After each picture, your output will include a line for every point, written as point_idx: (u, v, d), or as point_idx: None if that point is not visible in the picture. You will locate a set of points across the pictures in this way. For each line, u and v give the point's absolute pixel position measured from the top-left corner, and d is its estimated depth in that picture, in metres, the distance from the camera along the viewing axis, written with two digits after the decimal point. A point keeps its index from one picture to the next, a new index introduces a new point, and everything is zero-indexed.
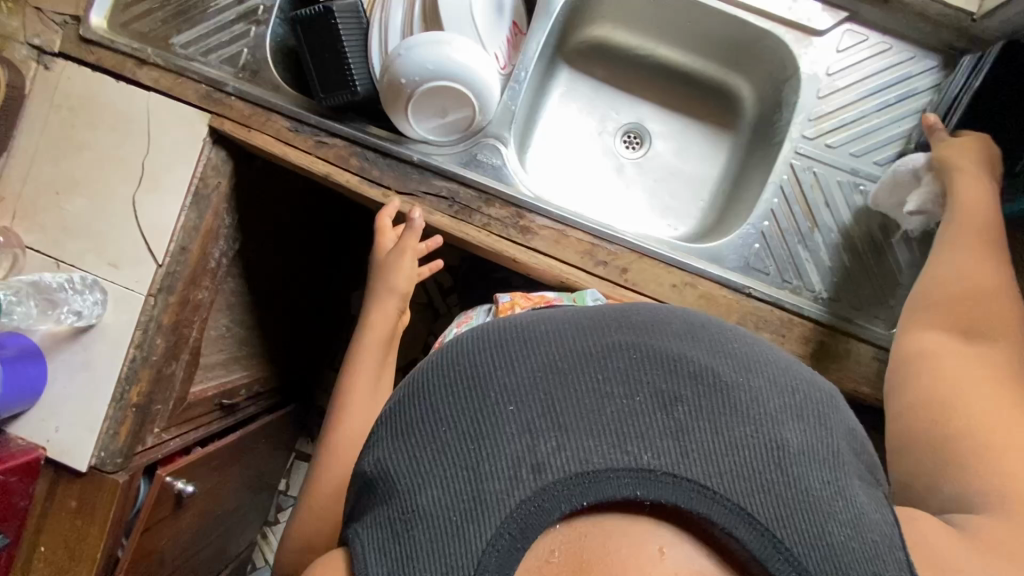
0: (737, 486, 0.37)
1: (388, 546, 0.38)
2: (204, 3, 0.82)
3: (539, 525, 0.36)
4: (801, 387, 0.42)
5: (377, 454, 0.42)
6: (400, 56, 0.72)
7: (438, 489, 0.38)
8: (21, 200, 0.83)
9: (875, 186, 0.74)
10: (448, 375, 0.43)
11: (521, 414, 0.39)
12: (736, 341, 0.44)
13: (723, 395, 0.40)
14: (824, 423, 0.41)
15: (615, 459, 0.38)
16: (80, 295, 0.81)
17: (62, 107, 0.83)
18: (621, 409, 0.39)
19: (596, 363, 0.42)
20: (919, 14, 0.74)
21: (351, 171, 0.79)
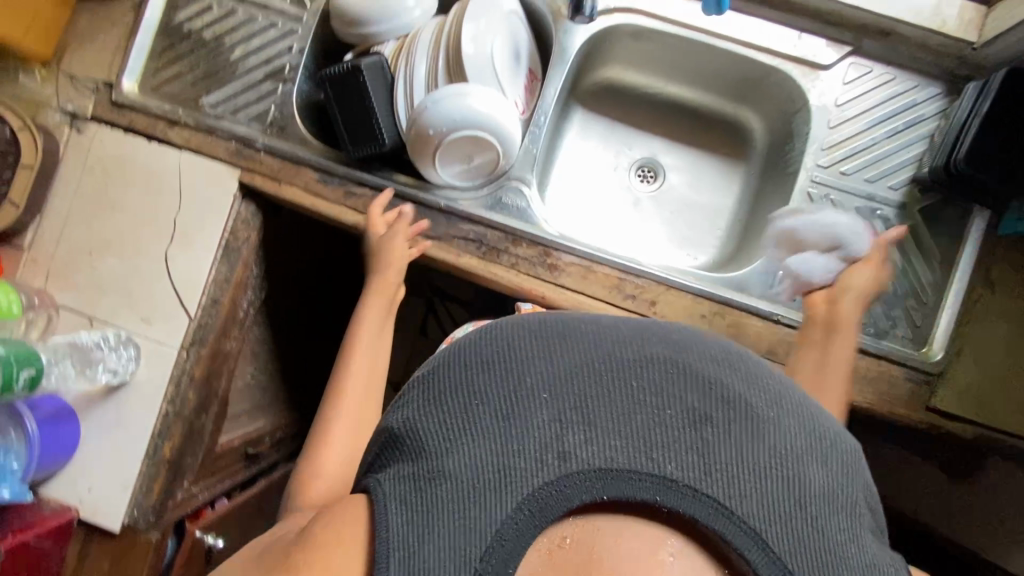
0: (753, 511, 0.37)
1: (409, 500, 0.38)
2: (231, 64, 0.85)
3: (557, 507, 0.37)
4: (832, 437, 0.41)
5: (408, 412, 0.44)
6: (427, 108, 0.75)
7: (465, 458, 0.38)
8: (55, 260, 0.84)
9: (807, 228, 0.78)
10: (486, 352, 0.43)
11: (553, 404, 0.40)
12: (772, 380, 0.44)
13: (756, 423, 0.39)
14: (847, 472, 0.40)
15: (638, 463, 0.38)
16: (114, 352, 0.81)
17: (94, 169, 0.85)
18: (651, 419, 0.39)
19: (632, 369, 0.41)
20: (919, 45, 0.77)
21: (380, 219, 0.81)
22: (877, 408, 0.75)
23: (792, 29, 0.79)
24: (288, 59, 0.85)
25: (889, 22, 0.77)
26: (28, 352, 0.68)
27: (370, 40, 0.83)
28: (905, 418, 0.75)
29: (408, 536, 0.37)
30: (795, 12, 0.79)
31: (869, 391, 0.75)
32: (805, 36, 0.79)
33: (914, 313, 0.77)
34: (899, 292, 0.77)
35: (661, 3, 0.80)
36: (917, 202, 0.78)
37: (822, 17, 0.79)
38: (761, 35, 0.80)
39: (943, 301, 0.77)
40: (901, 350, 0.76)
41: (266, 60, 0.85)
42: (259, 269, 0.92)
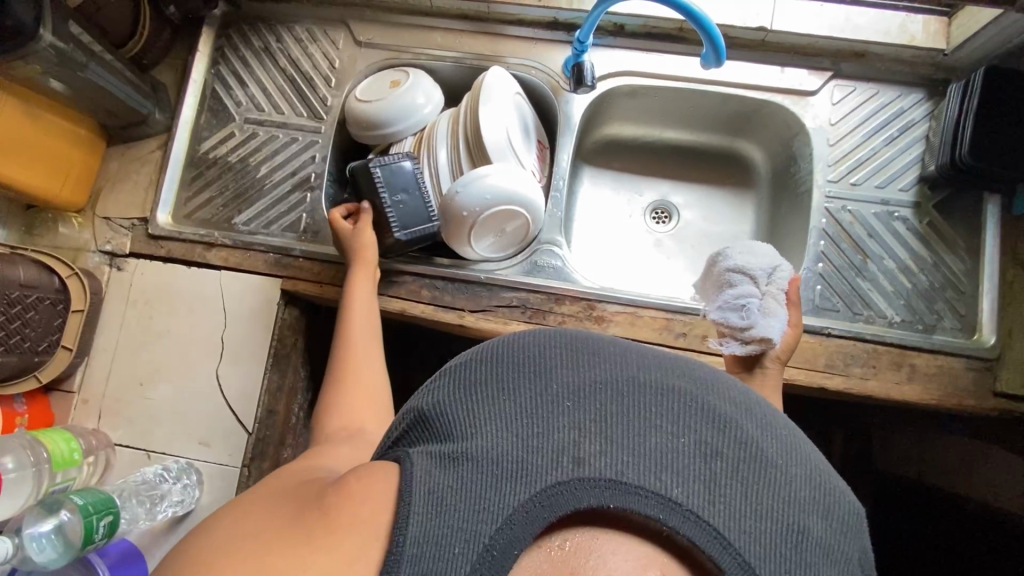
0: (751, 545, 0.36)
1: (430, 472, 0.38)
2: (259, 182, 0.90)
3: (566, 503, 0.36)
4: (840, 500, 0.40)
5: (438, 395, 0.43)
6: (458, 193, 0.78)
7: (487, 444, 0.38)
8: (106, 398, 0.84)
9: (736, 255, 0.71)
10: (519, 353, 0.43)
11: (573, 413, 0.39)
12: (788, 428, 0.43)
13: (765, 466, 0.38)
14: (847, 534, 0.39)
15: (648, 481, 0.37)
16: (178, 482, 0.81)
17: (137, 302, 0.87)
18: (666, 442, 0.38)
19: (654, 390, 0.41)
20: (894, 59, 0.83)
21: (424, 302, 0.83)
22: (946, 402, 0.76)
23: (774, 65, 0.85)
24: (313, 168, 0.89)
25: (861, 45, 0.83)
26: (106, 500, 0.72)
27: (389, 138, 0.88)
28: (976, 408, 0.76)
29: (425, 507, 0.36)
30: (775, 49, 0.85)
31: (933, 385, 0.76)
32: (789, 69, 0.85)
33: (956, 303, 0.79)
34: (936, 285, 0.80)
35: (651, 62, 0.87)
36: (929, 199, 0.82)
37: (800, 50, 0.85)
38: (748, 75, 0.86)
39: (980, 287, 0.79)
40: (954, 341, 0.78)
41: (292, 172, 0.90)
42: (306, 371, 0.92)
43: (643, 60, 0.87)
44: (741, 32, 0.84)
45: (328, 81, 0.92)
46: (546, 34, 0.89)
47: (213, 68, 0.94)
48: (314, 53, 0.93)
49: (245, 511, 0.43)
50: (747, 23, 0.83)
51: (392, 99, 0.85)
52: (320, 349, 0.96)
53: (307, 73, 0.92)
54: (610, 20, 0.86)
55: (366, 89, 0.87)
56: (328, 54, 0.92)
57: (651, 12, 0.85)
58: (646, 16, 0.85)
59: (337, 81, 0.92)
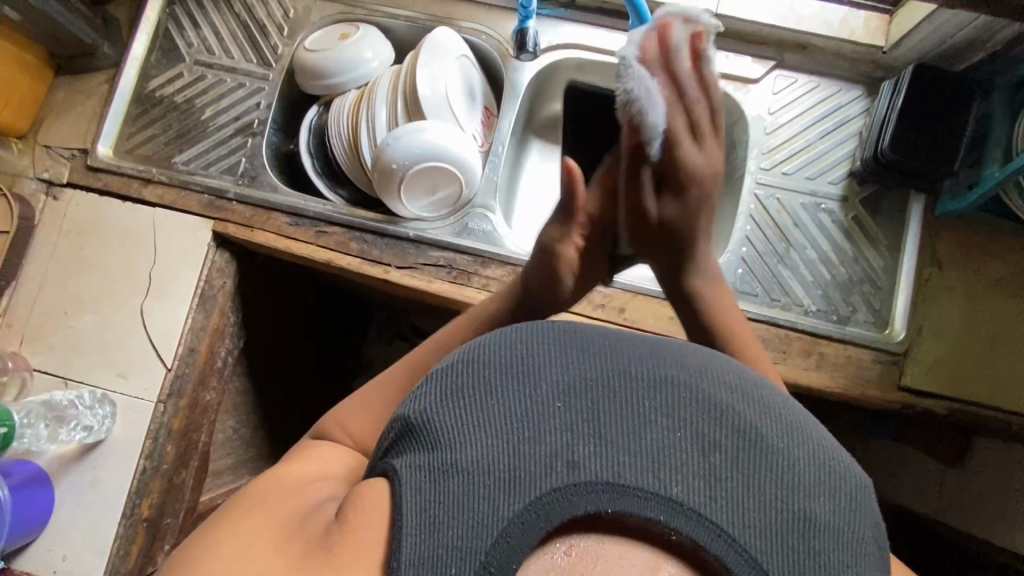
0: (756, 540, 0.37)
1: (421, 489, 0.38)
2: (202, 124, 0.90)
3: (564, 512, 0.36)
4: (841, 475, 0.41)
5: (422, 403, 0.43)
6: (389, 145, 0.79)
7: (479, 451, 0.38)
8: (29, 323, 0.85)
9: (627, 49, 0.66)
10: (505, 355, 0.44)
11: (567, 413, 0.40)
12: (787, 409, 0.44)
13: (765, 452, 0.40)
14: (856, 509, 0.40)
15: (646, 482, 0.37)
16: (90, 410, 0.81)
17: (70, 232, 0.87)
18: (662, 438, 0.39)
19: (646, 386, 0.42)
20: (835, 54, 0.85)
21: (351, 254, 0.84)
22: (852, 392, 0.77)
23: (719, 50, 0.86)
24: (257, 114, 0.90)
25: (803, 36, 0.84)
26: (2, 412, 0.72)
27: (335, 90, 0.89)
28: (880, 401, 0.77)
29: (418, 528, 0.36)
30: (720, 34, 0.86)
31: (840, 375, 0.77)
32: (733, 54, 0.86)
33: (873, 297, 0.80)
34: (854, 278, 0.81)
35: (599, 37, 0.87)
36: (856, 194, 0.83)
37: (744, 37, 0.86)
38: None
39: (897, 284, 0.80)
40: (865, 334, 0.79)
41: (236, 117, 0.90)
42: (236, 318, 0.92)
43: (591, 34, 0.87)
44: None
45: (281, 30, 0.92)
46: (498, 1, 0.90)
47: (168, 8, 0.94)
48: (269, 2, 0.93)
49: (234, 540, 0.41)
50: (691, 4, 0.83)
51: (339, 51, 0.86)
52: (256, 298, 0.96)
53: (260, 20, 0.93)
54: None
55: (315, 39, 0.88)
56: (283, 3, 0.93)
57: None
58: None
59: (290, 31, 0.92)
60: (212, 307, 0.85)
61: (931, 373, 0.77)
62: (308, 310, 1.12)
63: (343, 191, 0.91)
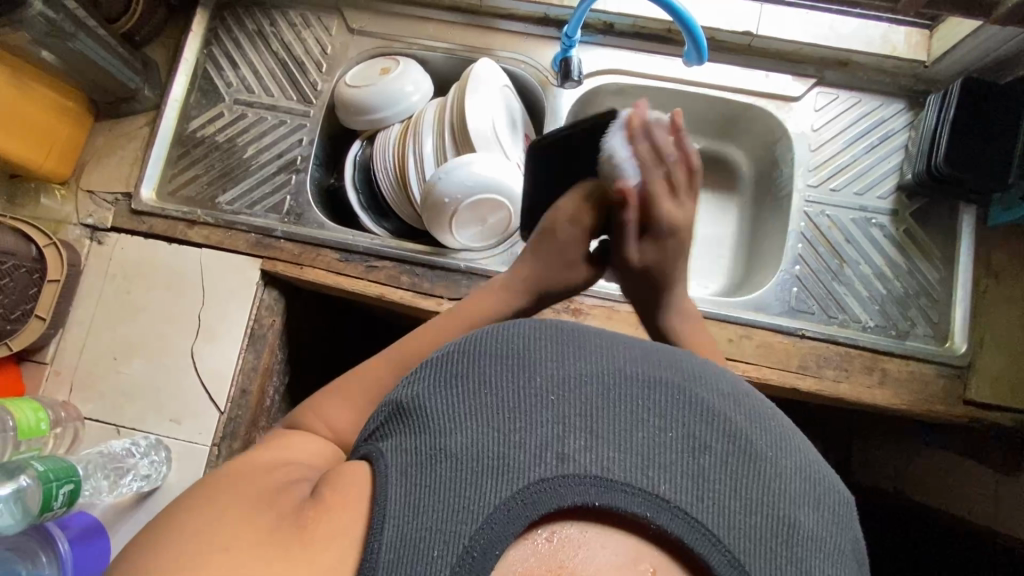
0: (740, 541, 0.37)
1: (407, 471, 0.37)
2: (245, 163, 0.90)
3: (550, 502, 0.36)
4: (827, 488, 0.41)
5: (415, 388, 0.43)
6: (440, 180, 0.79)
7: (471, 439, 0.38)
8: (78, 371, 0.84)
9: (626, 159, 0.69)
10: (502, 346, 0.43)
11: (561, 407, 0.40)
12: (778, 421, 0.44)
13: (754, 458, 0.40)
14: (836, 521, 0.40)
15: (633, 477, 0.38)
16: (145, 458, 0.80)
17: (117, 276, 0.86)
18: (651, 437, 0.39)
19: (640, 386, 0.42)
20: (876, 69, 0.85)
21: (402, 288, 0.83)
22: (916, 408, 0.76)
23: (760, 70, 0.86)
24: (300, 151, 0.90)
25: (845, 54, 0.84)
26: (67, 468, 0.70)
27: (377, 125, 0.89)
28: (946, 416, 0.76)
29: (401, 509, 0.35)
30: (761, 55, 0.86)
31: (904, 391, 0.77)
32: (774, 72, 0.86)
33: (932, 310, 0.80)
34: (910, 292, 0.81)
35: (639, 62, 0.88)
36: (906, 208, 0.83)
37: (785, 57, 0.86)
38: (733, 78, 0.87)
39: (955, 295, 0.80)
40: (926, 349, 0.78)
41: (278, 154, 0.90)
42: (284, 355, 0.91)
43: (632, 60, 0.88)
44: (728, 35, 0.85)
45: (320, 67, 0.92)
46: (538, 30, 0.90)
47: (206, 49, 0.94)
48: (307, 39, 0.93)
49: (208, 502, 0.38)
50: (732, 27, 0.84)
51: (383, 86, 0.86)
52: (302, 334, 0.95)
53: (298, 57, 0.93)
54: (600, 19, 0.87)
55: (357, 74, 0.88)
56: (320, 40, 0.93)
57: (640, 12, 0.85)
58: (635, 16, 0.85)
59: (328, 67, 0.92)
60: (262, 347, 0.84)
61: (994, 385, 0.77)
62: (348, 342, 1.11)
63: (388, 223, 0.91)
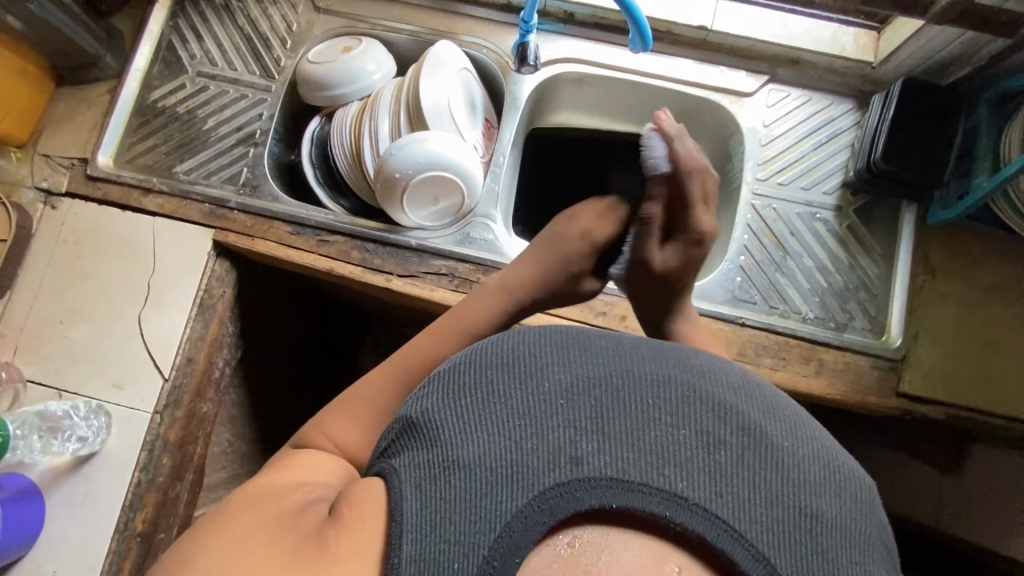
0: (762, 535, 0.36)
1: (422, 485, 0.37)
2: (204, 134, 0.90)
3: (567, 506, 0.36)
4: (847, 474, 0.40)
5: (426, 401, 0.42)
6: (392, 155, 0.80)
7: (483, 448, 0.37)
8: (23, 334, 0.83)
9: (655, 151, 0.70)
10: (508, 353, 0.42)
11: (570, 411, 0.39)
12: (792, 409, 0.42)
13: (770, 450, 0.38)
14: (860, 505, 0.39)
15: (650, 477, 0.37)
16: (85, 421, 0.79)
17: (68, 241, 0.86)
18: (665, 435, 0.38)
19: (651, 386, 0.40)
20: (827, 68, 0.87)
21: (353, 264, 0.84)
22: (852, 398, 0.77)
23: (714, 64, 0.88)
24: (259, 125, 0.91)
25: (795, 52, 0.86)
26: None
27: (336, 101, 0.90)
28: (879, 407, 0.77)
29: (421, 523, 0.35)
30: (715, 50, 0.88)
31: (840, 383, 0.78)
32: (727, 68, 0.88)
33: (871, 304, 0.82)
34: (850, 286, 0.82)
35: (597, 51, 0.89)
36: (850, 204, 0.85)
37: (739, 52, 0.88)
38: (687, 71, 0.88)
39: (892, 291, 0.82)
40: (863, 342, 0.79)
41: (238, 127, 0.91)
42: (235, 327, 0.91)
43: (591, 49, 0.89)
44: (683, 29, 0.87)
45: (284, 43, 0.93)
46: (499, 16, 0.91)
47: (172, 21, 0.95)
48: (273, 15, 0.94)
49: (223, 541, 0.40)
50: (686, 20, 0.86)
51: (343, 63, 0.87)
52: (255, 309, 0.96)
53: (263, 33, 0.94)
54: (559, 8, 0.89)
55: (318, 51, 0.89)
56: (286, 17, 0.94)
57: (599, 2, 0.87)
58: (593, 6, 0.87)
59: (293, 43, 0.93)
60: (211, 317, 0.85)
61: (928, 380, 0.78)
62: (306, 321, 1.11)
63: (345, 201, 0.92)
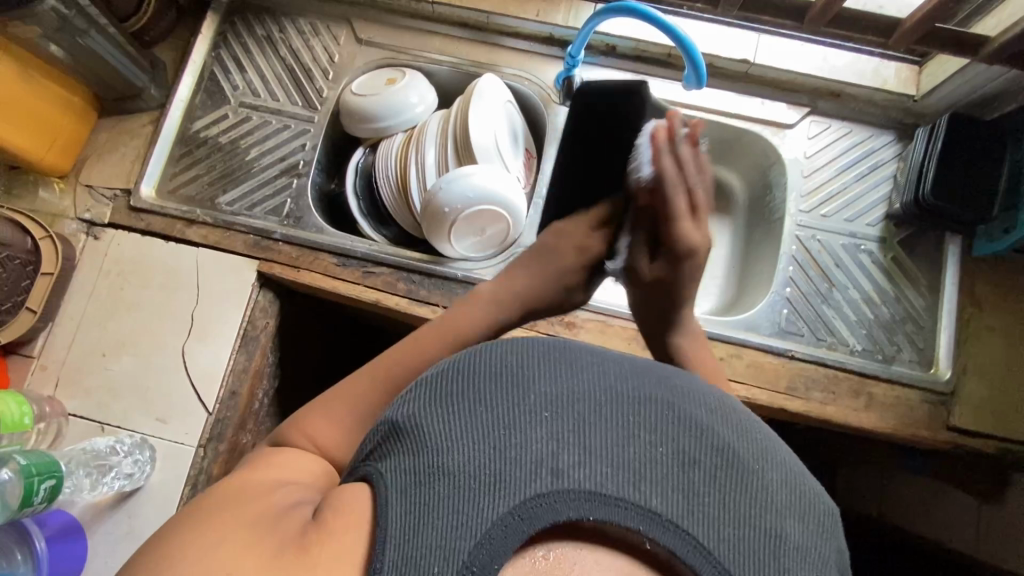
0: (732, 554, 0.34)
1: (404, 491, 0.35)
2: (247, 164, 0.91)
3: (546, 517, 0.34)
4: (812, 500, 0.39)
5: (410, 405, 0.40)
6: (441, 189, 0.80)
7: (467, 455, 0.35)
8: (65, 366, 0.83)
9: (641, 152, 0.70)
10: (496, 362, 0.41)
11: (554, 422, 0.37)
12: (763, 433, 0.42)
13: (742, 473, 0.37)
14: (822, 532, 0.38)
15: (626, 492, 0.35)
16: (129, 456, 0.78)
17: (111, 272, 0.86)
18: (643, 451, 0.37)
19: (631, 404, 0.39)
20: (868, 101, 0.88)
21: (398, 295, 0.83)
22: (902, 432, 0.77)
23: (755, 97, 0.89)
24: (302, 155, 0.91)
25: (837, 85, 0.87)
26: (50, 463, 0.69)
27: (380, 133, 0.90)
28: (929, 441, 0.77)
29: (403, 530, 0.33)
30: (757, 82, 0.89)
31: (891, 416, 0.78)
32: (769, 100, 0.89)
33: (918, 337, 0.81)
34: (897, 318, 0.82)
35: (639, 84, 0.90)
36: (894, 236, 0.85)
37: (781, 85, 0.89)
38: (730, 104, 0.89)
39: (938, 324, 0.82)
40: (912, 375, 0.79)
41: (280, 158, 0.91)
42: (275, 357, 0.90)
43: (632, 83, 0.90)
44: (725, 62, 0.88)
45: (326, 74, 0.94)
46: (542, 49, 0.92)
47: (214, 51, 0.95)
48: (314, 47, 0.95)
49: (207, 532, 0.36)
50: (730, 54, 0.87)
51: (388, 96, 0.87)
52: (293, 338, 0.95)
53: (305, 64, 0.94)
54: (602, 41, 0.90)
55: (362, 83, 0.90)
56: (328, 48, 0.95)
57: (642, 36, 0.88)
58: (636, 40, 0.88)
59: (335, 74, 0.94)
60: (254, 349, 0.84)
61: (977, 413, 0.78)
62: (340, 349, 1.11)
63: (386, 230, 0.92)
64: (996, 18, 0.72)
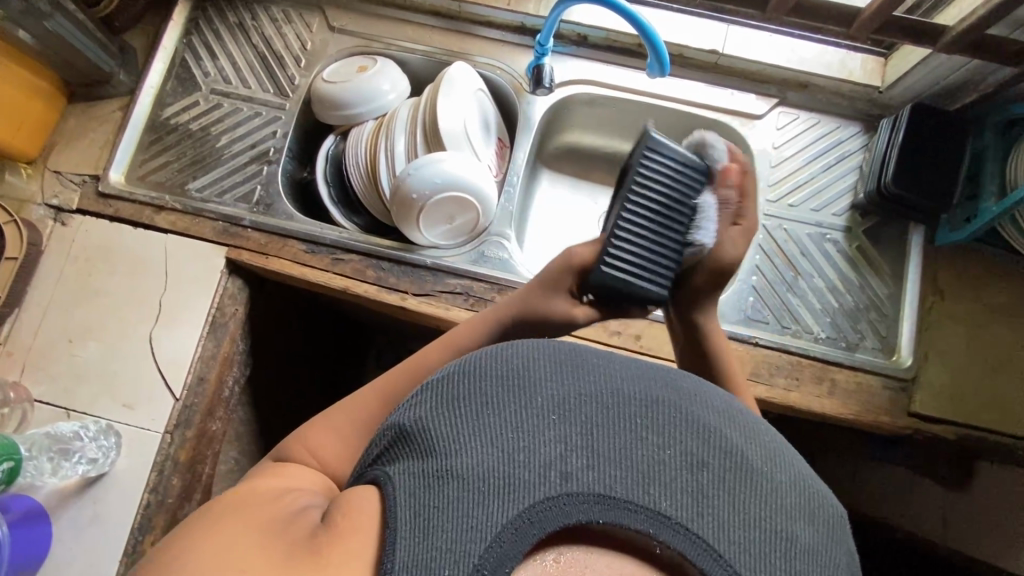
0: (744, 558, 0.34)
1: (413, 493, 0.34)
2: (218, 151, 0.90)
3: (555, 520, 0.33)
4: (822, 502, 0.38)
5: (416, 408, 0.40)
6: (409, 176, 0.80)
7: (475, 457, 0.35)
8: (31, 351, 0.82)
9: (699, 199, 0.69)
10: (501, 363, 0.40)
11: (561, 424, 0.36)
12: (772, 435, 0.41)
13: (753, 476, 0.36)
14: (834, 536, 0.37)
15: (636, 495, 0.35)
16: (94, 441, 0.78)
17: (79, 258, 0.85)
18: (652, 453, 0.36)
19: (639, 405, 0.38)
20: (834, 92, 0.89)
21: (368, 282, 0.84)
22: (864, 418, 0.78)
23: (724, 87, 0.90)
24: (273, 143, 0.91)
25: (804, 75, 0.88)
26: (8, 445, 0.70)
27: (351, 120, 0.90)
28: (890, 427, 0.78)
29: (411, 532, 0.33)
30: (726, 72, 0.90)
31: (853, 402, 0.79)
32: (737, 91, 0.89)
33: (882, 326, 0.83)
34: (860, 306, 0.83)
35: (610, 73, 0.90)
36: (860, 225, 0.86)
37: (749, 76, 0.90)
38: (699, 94, 0.89)
39: (901, 313, 0.83)
40: (875, 362, 0.80)
41: (251, 145, 0.91)
42: (245, 344, 0.90)
43: (601, 72, 0.90)
44: (694, 52, 0.88)
45: (298, 61, 0.94)
46: (514, 38, 0.93)
47: (185, 38, 0.95)
48: (287, 34, 0.95)
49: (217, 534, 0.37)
50: (698, 44, 0.87)
51: (359, 83, 0.87)
52: (265, 326, 0.95)
53: (277, 51, 0.94)
54: (573, 30, 0.90)
55: (334, 71, 0.90)
56: (300, 35, 0.95)
57: (612, 26, 0.89)
58: (607, 29, 0.88)
59: (307, 62, 0.94)
60: (223, 335, 0.84)
61: (938, 399, 0.79)
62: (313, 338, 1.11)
63: (358, 218, 0.92)
64: (956, 7, 0.73)
